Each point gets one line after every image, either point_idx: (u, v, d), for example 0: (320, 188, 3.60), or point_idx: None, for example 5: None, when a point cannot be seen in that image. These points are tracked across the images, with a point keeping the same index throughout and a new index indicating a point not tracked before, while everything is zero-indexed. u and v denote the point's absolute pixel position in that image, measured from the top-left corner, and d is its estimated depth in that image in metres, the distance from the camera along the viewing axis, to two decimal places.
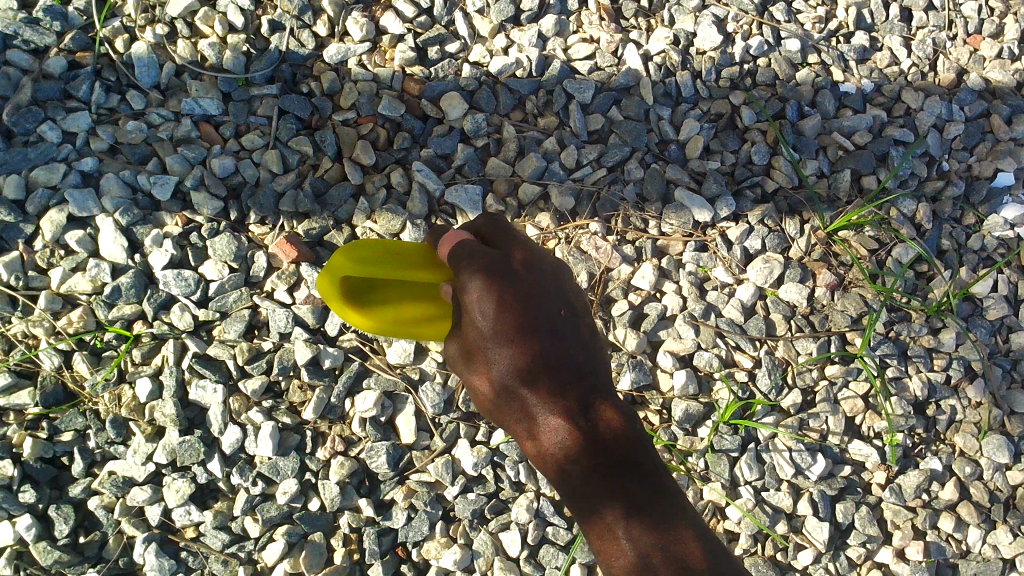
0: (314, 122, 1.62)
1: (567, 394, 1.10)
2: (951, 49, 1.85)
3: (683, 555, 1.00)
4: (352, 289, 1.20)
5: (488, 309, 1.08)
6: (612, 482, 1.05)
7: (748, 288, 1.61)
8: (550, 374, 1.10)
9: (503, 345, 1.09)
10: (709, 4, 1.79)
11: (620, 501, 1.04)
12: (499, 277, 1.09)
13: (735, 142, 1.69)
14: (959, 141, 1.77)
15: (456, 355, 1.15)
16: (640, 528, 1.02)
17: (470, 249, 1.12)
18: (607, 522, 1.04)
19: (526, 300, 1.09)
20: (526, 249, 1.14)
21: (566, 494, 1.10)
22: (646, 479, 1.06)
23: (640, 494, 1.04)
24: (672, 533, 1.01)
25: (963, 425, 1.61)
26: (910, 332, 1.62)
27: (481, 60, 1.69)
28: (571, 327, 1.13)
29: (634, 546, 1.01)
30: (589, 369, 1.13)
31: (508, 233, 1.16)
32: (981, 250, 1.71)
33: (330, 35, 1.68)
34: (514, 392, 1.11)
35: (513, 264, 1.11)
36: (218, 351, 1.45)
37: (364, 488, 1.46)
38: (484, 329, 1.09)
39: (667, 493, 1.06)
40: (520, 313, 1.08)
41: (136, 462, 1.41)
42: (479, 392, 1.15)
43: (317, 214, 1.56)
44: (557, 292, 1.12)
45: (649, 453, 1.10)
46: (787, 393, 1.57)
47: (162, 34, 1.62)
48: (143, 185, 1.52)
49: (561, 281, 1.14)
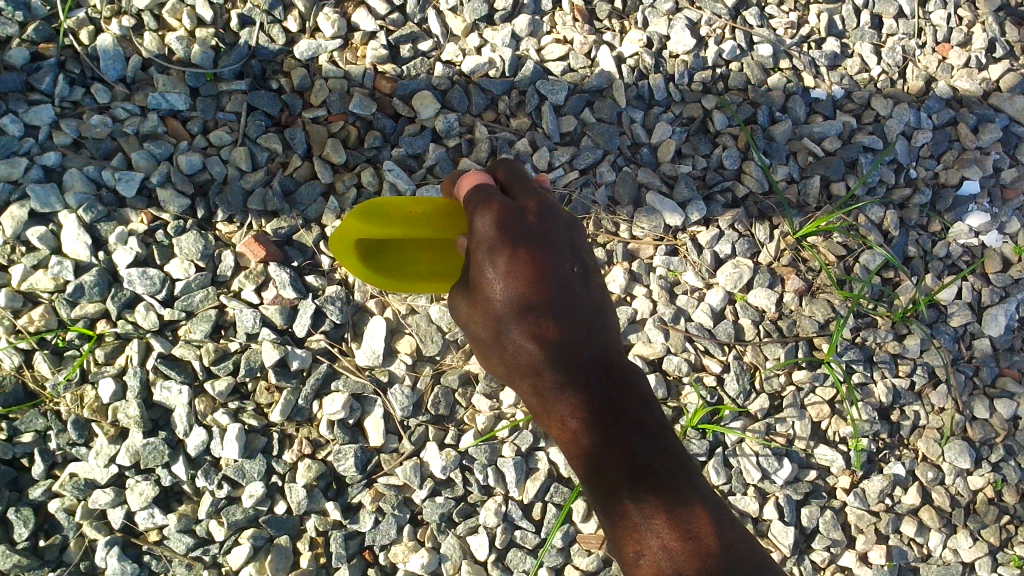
0: (283, 119, 1.60)
1: (573, 352, 1.22)
2: (921, 57, 1.87)
3: (684, 512, 1.10)
4: (366, 248, 1.34)
5: (502, 268, 1.18)
6: (616, 441, 1.17)
7: (718, 293, 1.62)
8: (558, 332, 1.21)
9: (515, 304, 1.19)
10: (683, 8, 1.80)
11: (625, 460, 1.15)
12: (513, 236, 1.18)
13: (706, 146, 1.70)
14: (926, 149, 1.79)
15: (467, 312, 1.26)
16: (645, 489, 1.12)
17: (487, 201, 1.21)
18: (613, 481, 1.14)
19: (539, 259, 1.19)
20: (541, 203, 1.23)
21: (571, 450, 1.21)
22: (647, 440, 1.17)
23: (642, 452, 1.15)
24: (675, 495, 1.11)
25: (927, 431, 1.63)
26: (876, 338, 1.64)
27: (453, 59, 1.68)
28: (579, 284, 1.24)
29: (639, 504, 1.11)
30: (595, 326, 1.24)
31: (525, 187, 1.25)
32: (946, 257, 1.73)
33: (301, 31, 1.65)
34: (523, 350, 1.22)
35: (528, 220, 1.20)
36: (184, 352, 1.43)
37: (332, 492, 1.45)
38: (497, 289, 1.19)
39: (667, 449, 1.17)
40: (530, 268, 1.19)
41: (98, 464, 1.39)
42: (486, 345, 1.25)
43: (286, 212, 1.54)
44: (566, 252, 1.23)
45: (651, 411, 1.21)
46: (754, 397, 1.58)
47: (128, 26, 1.58)
48: (107, 180, 1.49)
49: (572, 238, 1.24)
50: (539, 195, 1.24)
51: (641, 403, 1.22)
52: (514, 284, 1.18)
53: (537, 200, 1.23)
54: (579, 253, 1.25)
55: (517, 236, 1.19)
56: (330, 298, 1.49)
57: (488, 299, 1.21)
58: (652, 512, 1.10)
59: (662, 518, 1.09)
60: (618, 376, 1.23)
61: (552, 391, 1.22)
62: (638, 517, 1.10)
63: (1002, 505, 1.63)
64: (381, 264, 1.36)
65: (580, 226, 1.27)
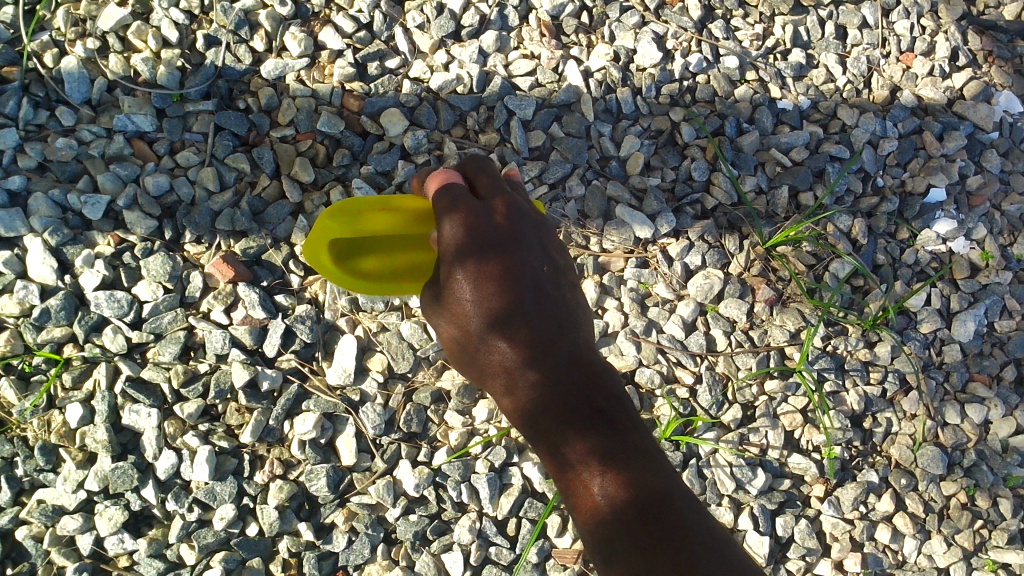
0: (251, 139, 1.60)
1: (544, 350, 1.22)
2: (885, 67, 1.89)
3: (655, 506, 1.10)
4: (340, 250, 1.32)
5: (471, 268, 1.19)
6: (586, 437, 1.16)
7: (689, 305, 1.62)
8: (528, 330, 1.21)
9: (484, 304, 1.20)
10: (649, 22, 1.81)
11: (597, 459, 1.14)
12: (481, 237, 1.20)
13: (675, 159, 1.71)
14: (893, 158, 1.80)
15: (439, 315, 1.26)
16: (616, 485, 1.12)
17: (455, 202, 1.22)
18: (584, 476, 1.15)
19: (507, 260, 1.21)
20: (508, 203, 1.24)
21: (543, 449, 1.21)
22: (619, 436, 1.17)
23: (613, 448, 1.15)
24: (648, 491, 1.11)
25: (899, 437, 1.64)
26: (847, 346, 1.66)
27: (421, 76, 1.69)
28: (549, 285, 1.25)
29: (608, 499, 1.11)
30: (567, 325, 1.25)
31: (494, 186, 1.26)
32: (914, 264, 1.75)
33: (268, 51, 1.66)
34: (495, 351, 1.22)
35: (495, 220, 1.22)
36: (152, 374, 1.42)
37: (304, 512, 1.44)
38: (466, 289, 1.20)
39: (640, 448, 1.17)
40: (499, 269, 1.20)
41: (66, 490, 1.37)
42: (456, 346, 1.26)
43: (254, 232, 1.53)
44: (534, 252, 1.24)
45: (624, 409, 1.21)
46: (727, 408, 1.59)
47: (93, 48, 1.58)
48: (74, 204, 1.49)
49: (539, 238, 1.26)
50: (507, 195, 1.25)
51: (613, 399, 1.21)
52: (484, 284, 1.19)
53: (505, 200, 1.24)
54: (548, 254, 1.27)
55: (484, 238, 1.20)
56: (299, 317, 1.49)
57: (458, 300, 1.21)
58: (623, 508, 1.10)
59: (634, 513, 1.09)
60: (591, 375, 1.23)
61: (524, 389, 1.22)
62: (611, 514, 1.10)
63: (974, 510, 1.63)
64: (354, 269, 1.34)
65: (550, 228, 1.29)
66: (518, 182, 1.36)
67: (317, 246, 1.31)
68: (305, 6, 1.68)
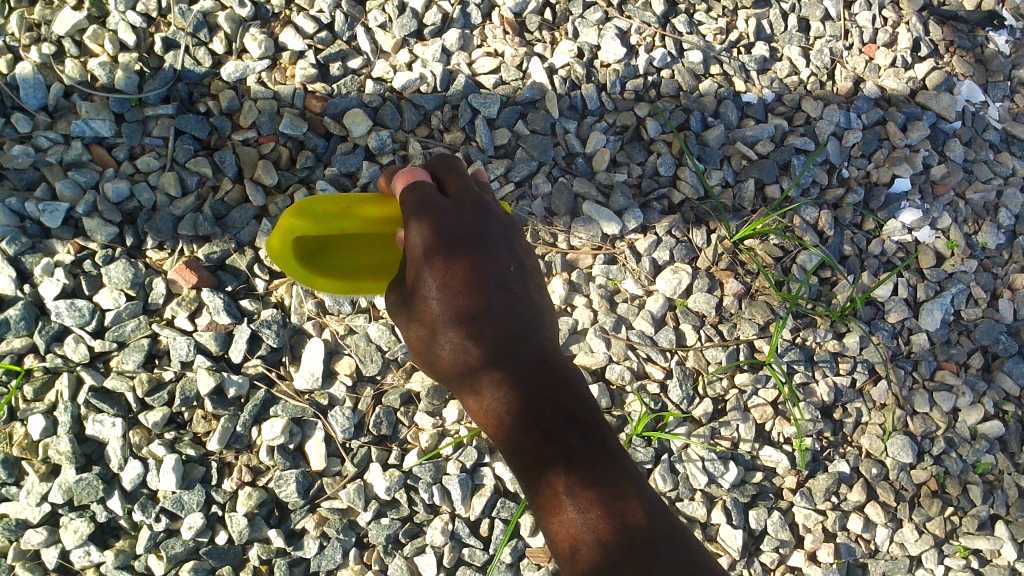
0: (212, 143, 1.58)
1: (509, 349, 1.22)
2: (848, 58, 1.90)
3: (618, 504, 1.10)
4: (304, 252, 1.32)
5: (437, 266, 1.19)
6: (551, 435, 1.16)
7: (657, 299, 1.62)
8: (493, 328, 1.21)
9: (449, 302, 1.19)
10: (612, 17, 1.80)
11: (560, 457, 1.13)
12: (447, 235, 1.19)
13: (641, 154, 1.71)
14: (857, 149, 1.81)
15: (404, 314, 1.26)
16: (580, 484, 1.11)
17: (422, 201, 1.21)
18: (547, 475, 1.13)
19: (472, 259, 1.20)
20: (476, 204, 1.25)
21: (506, 447, 1.19)
22: (582, 434, 1.16)
23: (576, 447, 1.14)
24: (612, 490, 1.11)
25: (869, 427, 1.64)
26: (815, 338, 1.66)
27: (384, 76, 1.68)
28: (515, 284, 1.25)
29: (572, 497, 1.10)
30: (532, 324, 1.25)
31: (462, 185, 1.26)
32: (881, 254, 1.75)
33: (228, 53, 1.64)
34: (460, 349, 1.21)
35: (462, 219, 1.22)
36: (116, 383, 1.40)
37: (274, 519, 1.42)
38: (432, 287, 1.19)
39: (604, 446, 1.16)
40: (465, 267, 1.19)
41: (30, 503, 1.35)
42: (420, 345, 1.25)
43: (218, 237, 1.52)
44: (501, 252, 1.23)
45: (589, 409, 1.21)
46: (698, 402, 1.59)
47: (48, 54, 1.56)
48: (31, 212, 1.46)
49: (507, 238, 1.25)
50: (475, 195, 1.25)
51: (577, 399, 1.21)
52: (449, 283, 1.19)
53: (473, 199, 1.24)
54: (515, 255, 1.26)
55: (451, 236, 1.20)
56: (265, 322, 1.47)
57: (423, 298, 1.21)
58: (587, 507, 1.09)
59: (598, 511, 1.09)
60: (556, 374, 1.23)
61: (488, 389, 1.21)
62: (574, 512, 1.09)
63: (945, 497, 1.64)
64: (318, 268, 1.33)
65: (518, 229, 1.29)
66: (487, 183, 1.36)
67: (281, 245, 1.29)
68: (265, 7, 1.66)
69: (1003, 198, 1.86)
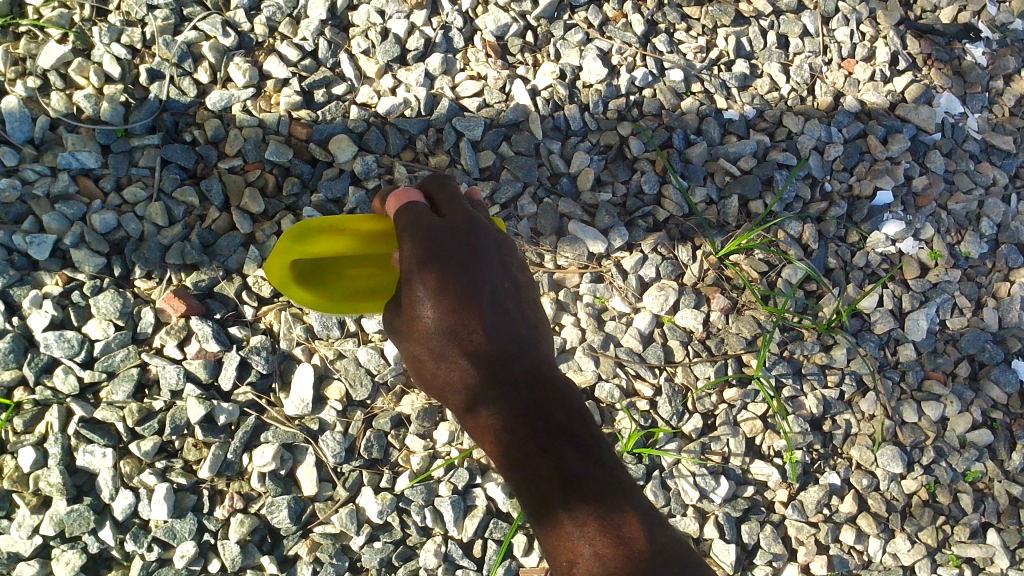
0: (198, 171, 1.59)
1: (505, 369, 1.22)
2: (828, 73, 1.92)
3: (616, 518, 1.10)
4: (302, 271, 1.34)
5: (431, 286, 1.20)
6: (547, 451, 1.16)
7: (645, 316, 1.63)
8: (488, 346, 1.22)
9: (444, 322, 1.21)
10: (593, 39, 1.82)
11: (556, 472, 1.13)
12: (440, 254, 1.20)
13: (624, 173, 1.73)
14: (839, 162, 1.82)
15: (400, 332, 1.27)
16: (577, 498, 1.11)
17: (415, 220, 1.22)
18: (543, 490, 1.13)
19: (466, 277, 1.21)
20: (469, 224, 1.24)
21: (501, 462, 1.20)
22: (578, 448, 1.16)
23: (573, 463, 1.14)
24: (609, 504, 1.11)
25: (859, 438, 1.65)
26: (803, 350, 1.67)
27: (368, 101, 1.69)
28: (510, 302, 1.25)
29: (569, 511, 1.10)
30: (528, 341, 1.25)
31: (456, 201, 1.26)
32: (866, 266, 1.77)
33: (212, 82, 1.65)
34: (456, 368, 1.23)
35: (455, 237, 1.22)
36: (106, 414, 1.40)
37: (266, 545, 1.42)
38: (427, 306, 1.21)
39: (602, 461, 1.16)
40: (459, 286, 1.20)
41: (21, 536, 1.35)
42: (417, 364, 1.27)
43: (206, 264, 1.52)
44: (495, 270, 1.24)
45: (585, 424, 1.21)
46: (688, 418, 1.59)
47: (34, 87, 1.58)
48: (19, 244, 1.46)
49: (502, 255, 1.26)
50: (468, 212, 1.25)
51: (574, 415, 1.21)
52: (444, 302, 1.20)
53: (466, 217, 1.24)
54: (509, 271, 1.26)
55: (444, 255, 1.20)
56: (254, 349, 1.48)
57: (419, 318, 1.22)
58: (585, 522, 1.09)
59: (595, 525, 1.09)
60: (552, 391, 1.23)
61: (483, 405, 1.22)
62: (571, 526, 1.10)
63: (936, 507, 1.65)
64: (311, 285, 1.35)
65: (511, 244, 1.29)
66: (481, 202, 1.36)
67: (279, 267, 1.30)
68: (248, 36, 1.68)
69: (984, 208, 1.88)
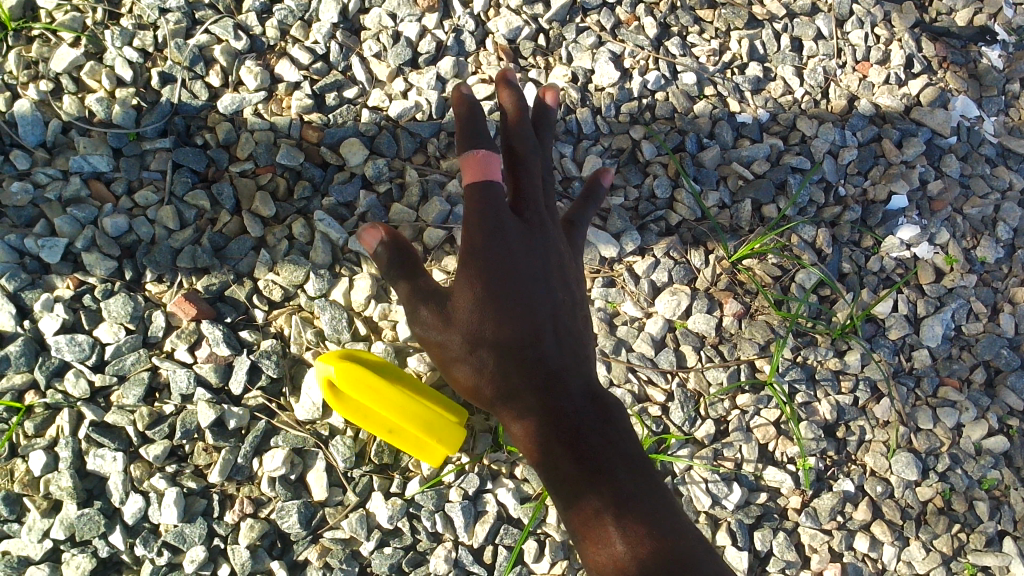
0: (210, 175, 1.59)
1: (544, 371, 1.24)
2: (841, 77, 1.90)
3: (655, 521, 1.09)
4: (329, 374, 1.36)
5: (484, 279, 1.24)
6: (587, 449, 1.16)
7: (657, 321, 1.61)
8: (533, 349, 1.25)
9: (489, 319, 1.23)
10: (606, 41, 1.81)
11: (596, 470, 1.13)
12: (504, 251, 1.25)
13: (637, 176, 1.71)
14: (853, 166, 1.81)
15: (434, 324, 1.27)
16: (617, 498, 1.10)
17: (491, 208, 1.26)
18: (580, 487, 1.13)
19: (517, 282, 1.25)
20: (538, 228, 1.31)
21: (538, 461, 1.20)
22: (628, 466, 1.14)
23: (615, 465, 1.13)
24: (648, 506, 1.10)
25: (873, 445, 1.63)
26: (816, 356, 1.65)
27: (380, 104, 1.68)
28: (558, 311, 1.29)
29: (607, 508, 1.10)
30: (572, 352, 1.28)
31: (533, 207, 1.32)
32: (879, 271, 1.75)
33: (224, 85, 1.65)
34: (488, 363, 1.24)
35: (523, 238, 1.28)
36: (116, 418, 1.40)
37: (276, 550, 1.42)
38: (478, 296, 1.23)
39: (643, 466, 1.15)
40: (510, 285, 1.24)
41: (31, 540, 1.35)
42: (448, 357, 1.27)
43: (216, 268, 1.52)
44: (549, 279, 1.29)
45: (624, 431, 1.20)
46: (700, 423, 1.58)
47: (46, 91, 1.57)
48: (31, 248, 1.47)
49: (561, 266, 1.32)
50: (541, 220, 1.32)
51: (615, 422, 1.21)
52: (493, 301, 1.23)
53: (538, 223, 1.31)
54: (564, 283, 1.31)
55: (511, 255, 1.25)
56: (265, 353, 1.47)
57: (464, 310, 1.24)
58: (634, 537, 1.07)
59: (634, 523, 1.08)
60: (595, 397, 1.24)
61: (524, 406, 1.23)
62: (610, 523, 1.09)
63: (952, 514, 1.63)
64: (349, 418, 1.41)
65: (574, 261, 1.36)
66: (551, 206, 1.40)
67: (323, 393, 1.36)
68: (260, 39, 1.68)
69: (1000, 212, 1.87)
